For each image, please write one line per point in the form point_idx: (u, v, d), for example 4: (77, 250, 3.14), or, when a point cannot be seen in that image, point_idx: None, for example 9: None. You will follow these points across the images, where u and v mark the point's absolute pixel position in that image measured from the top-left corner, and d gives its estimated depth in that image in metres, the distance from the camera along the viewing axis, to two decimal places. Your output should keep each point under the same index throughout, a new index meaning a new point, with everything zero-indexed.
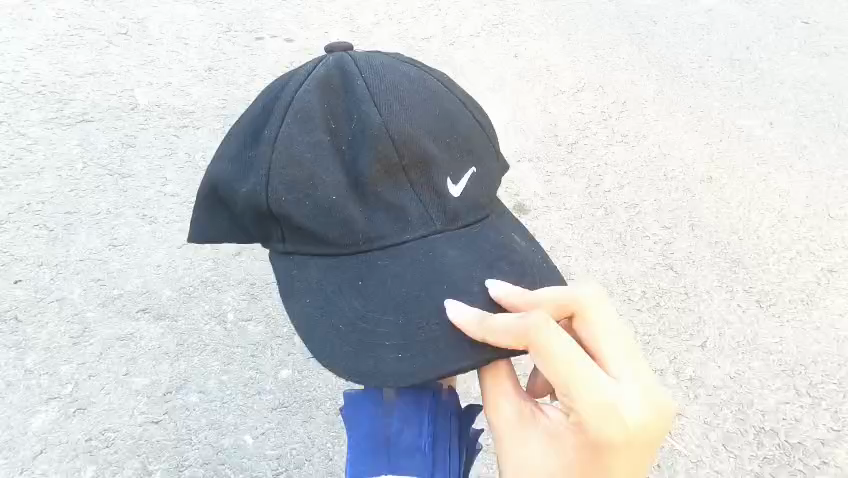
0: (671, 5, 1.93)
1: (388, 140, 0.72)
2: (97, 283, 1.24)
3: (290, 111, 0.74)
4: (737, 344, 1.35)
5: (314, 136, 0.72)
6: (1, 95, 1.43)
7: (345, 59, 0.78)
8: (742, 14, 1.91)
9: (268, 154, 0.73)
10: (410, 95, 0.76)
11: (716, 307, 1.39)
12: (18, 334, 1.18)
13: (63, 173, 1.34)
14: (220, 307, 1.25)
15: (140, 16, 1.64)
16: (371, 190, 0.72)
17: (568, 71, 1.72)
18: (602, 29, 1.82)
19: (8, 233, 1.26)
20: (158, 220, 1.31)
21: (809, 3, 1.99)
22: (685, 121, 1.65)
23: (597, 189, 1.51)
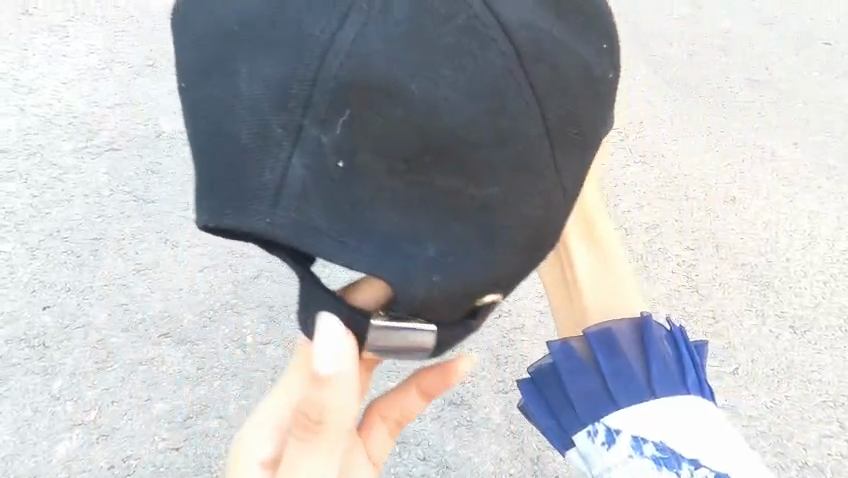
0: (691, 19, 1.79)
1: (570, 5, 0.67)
2: (122, 309, 1.26)
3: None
4: (773, 371, 1.35)
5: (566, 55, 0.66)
6: (36, 128, 1.40)
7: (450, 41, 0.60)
8: (765, 29, 1.81)
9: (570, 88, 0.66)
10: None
11: (747, 332, 1.39)
12: (45, 361, 1.20)
13: (91, 200, 1.35)
14: (236, 319, 1.27)
15: (162, 43, 1.52)
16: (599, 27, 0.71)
17: None
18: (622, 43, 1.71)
19: (39, 260, 1.28)
20: (180, 245, 1.32)
21: (839, 6, 1.87)
22: (703, 140, 1.61)
23: (616, 210, 1.50)
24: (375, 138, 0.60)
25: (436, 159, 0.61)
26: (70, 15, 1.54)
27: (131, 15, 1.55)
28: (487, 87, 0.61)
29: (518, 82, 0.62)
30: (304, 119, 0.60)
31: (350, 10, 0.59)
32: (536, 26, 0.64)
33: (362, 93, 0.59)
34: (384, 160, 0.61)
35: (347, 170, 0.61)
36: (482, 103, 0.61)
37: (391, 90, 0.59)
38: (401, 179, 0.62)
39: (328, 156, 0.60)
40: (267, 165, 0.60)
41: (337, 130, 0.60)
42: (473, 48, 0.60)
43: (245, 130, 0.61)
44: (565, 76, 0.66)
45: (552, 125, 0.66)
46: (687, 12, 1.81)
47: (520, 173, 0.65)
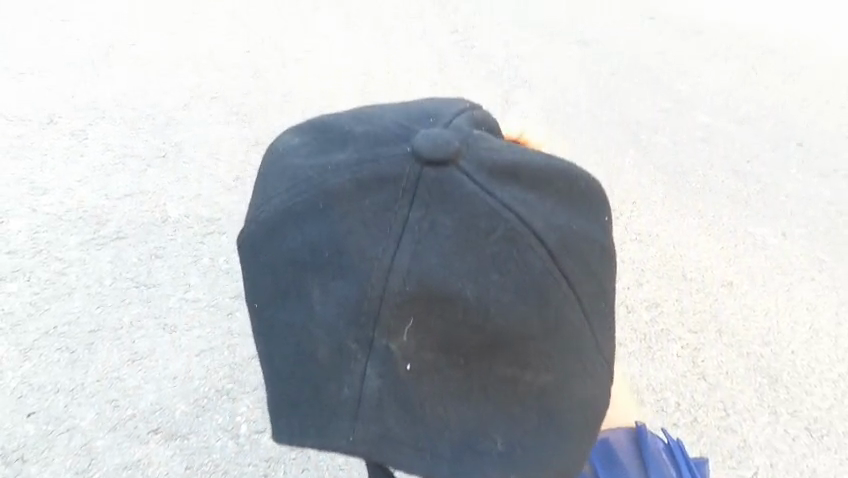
0: (671, 113, 1.92)
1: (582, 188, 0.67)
2: (112, 405, 1.20)
3: (420, 186, 0.58)
4: (794, 476, 1.28)
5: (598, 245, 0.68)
6: (44, 223, 1.42)
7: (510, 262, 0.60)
8: (743, 128, 1.92)
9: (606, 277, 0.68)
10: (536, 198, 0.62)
11: (762, 431, 1.33)
12: (21, 476, 1.12)
13: (93, 290, 1.34)
14: (230, 405, 1.22)
15: (174, 138, 1.60)
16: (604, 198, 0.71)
17: None
18: (601, 122, 1.85)
19: (30, 362, 1.24)
20: (178, 329, 1.30)
21: (810, 111, 2.00)
22: (694, 223, 1.66)
23: (617, 284, 1.53)
24: (436, 341, 0.61)
25: (494, 356, 0.62)
26: (89, 118, 1.62)
27: (143, 113, 1.65)
28: (533, 289, 0.61)
29: (559, 280, 0.63)
30: (369, 344, 0.61)
31: (403, 230, 0.59)
32: (561, 223, 0.64)
33: (424, 305, 0.60)
34: (446, 362, 0.62)
35: (414, 372, 0.62)
36: (532, 305, 0.61)
37: (450, 303, 0.59)
38: (464, 375, 0.62)
39: (395, 363, 0.62)
40: (345, 382, 0.63)
41: (404, 339, 0.61)
42: (512, 258, 0.60)
43: (322, 349, 0.63)
44: (592, 263, 0.67)
45: (588, 311, 0.66)
46: (670, 105, 1.94)
47: (566, 364, 0.65)
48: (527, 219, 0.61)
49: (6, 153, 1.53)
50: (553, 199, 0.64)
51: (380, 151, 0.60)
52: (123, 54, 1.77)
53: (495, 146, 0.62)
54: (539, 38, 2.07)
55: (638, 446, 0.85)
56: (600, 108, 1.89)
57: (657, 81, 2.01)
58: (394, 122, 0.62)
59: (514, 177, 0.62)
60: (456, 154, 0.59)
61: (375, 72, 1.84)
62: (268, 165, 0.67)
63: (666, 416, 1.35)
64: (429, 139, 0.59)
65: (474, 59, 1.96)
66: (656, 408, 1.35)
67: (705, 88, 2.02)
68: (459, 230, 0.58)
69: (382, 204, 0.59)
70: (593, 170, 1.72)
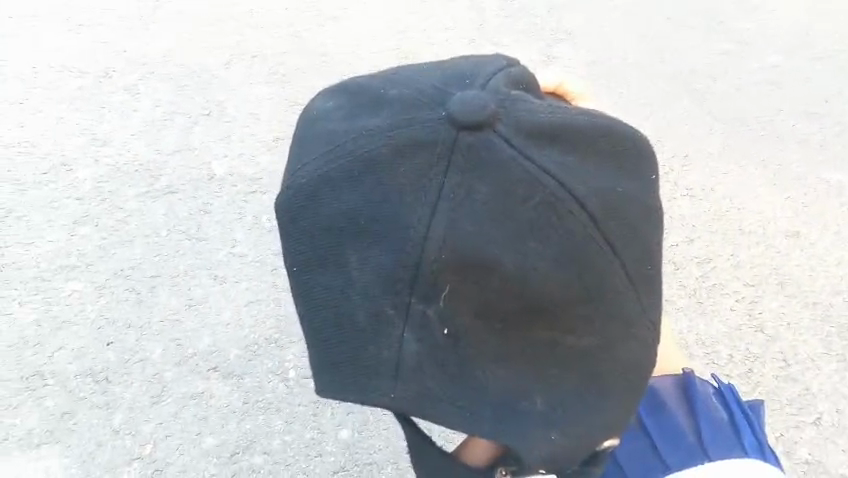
0: (735, 56, 1.76)
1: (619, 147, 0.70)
2: (175, 344, 1.32)
3: (456, 153, 0.63)
4: None
5: (635, 202, 0.70)
6: (106, 175, 1.49)
7: (542, 219, 0.64)
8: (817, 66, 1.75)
9: (643, 233, 0.70)
10: (569, 160, 0.66)
11: (829, 378, 1.34)
12: (109, 394, 1.27)
13: (151, 240, 1.42)
14: (280, 351, 1.32)
15: (218, 95, 1.62)
16: (647, 155, 0.73)
17: None
18: (652, 78, 1.71)
19: (105, 298, 1.35)
20: (228, 280, 1.39)
21: None
22: (758, 174, 1.57)
23: (664, 243, 1.48)
24: (473, 307, 0.66)
25: (529, 322, 0.67)
26: (139, 73, 1.64)
27: (191, 69, 1.65)
28: (572, 252, 0.65)
29: (599, 244, 0.66)
30: (410, 296, 0.67)
31: (439, 198, 0.64)
32: (602, 186, 0.68)
33: (459, 273, 0.65)
34: (480, 328, 0.67)
35: (450, 337, 0.68)
36: (569, 267, 0.66)
37: (487, 268, 0.64)
38: (500, 340, 0.68)
39: (434, 327, 0.68)
40: (384, 344, 0.69)
41: (441, 305, 0.67)
42: (553, 220, 0.64)
43: (362, 313, 0.68)
44: (635, 226, 0.70)
45: (632, 273, 0.69)
46: (732, 48, 1.77)
47: (610, 324, 0.69)
48: (565, 182, 0.65)
49: (66, 106, 1.58)
50: (592, 164, 0.68)
51: (414, 117, 0.65)
52: (166, 7, 1.74)
53: (534, 109, 0.66)
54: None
55: (685, 392, 0.85)
56: (652, 60, 1.74)
57: (719, 23, 1.82)
58: (428, 88, 0.67)
59: (551, 141, 0.66)
60: (491, 119, 0.64)
61: (411, 24, 1.76)
62: (309, 131, 0.72)
63: (719, 370, 1.36)
64: (463, 105, 0.64)
65: (515, 11, 1.81)
66: (705, 363, 1.36)
67: (773, 30, 1.82)
68: (494, 197, 0.63)
69: (418, 171, 0.64)
70: (640, 125, 1.63)
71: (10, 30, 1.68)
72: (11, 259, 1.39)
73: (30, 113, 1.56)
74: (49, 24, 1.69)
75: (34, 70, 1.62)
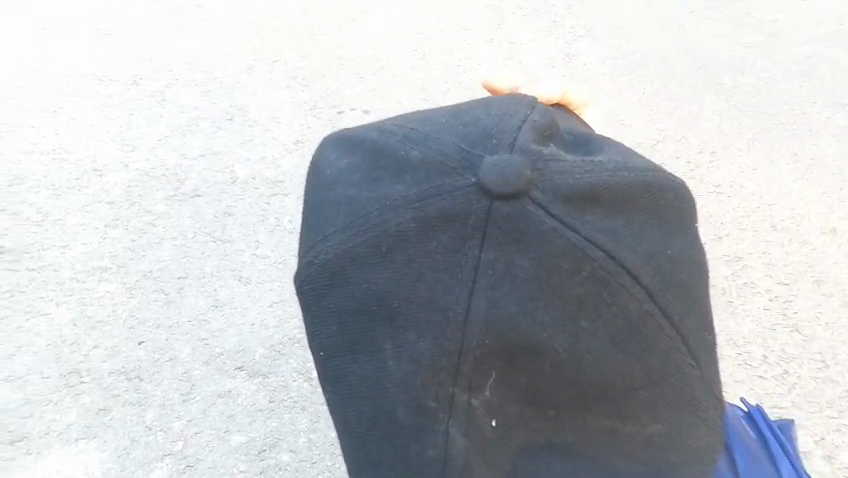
0: (765, 49, 1.71)
1: (662, 207, 0.68)
2: (203, 344, 1.35)
3: (492, 226, 0.62)
4: None
5: (680, 266, 0.68)
6: (135, 180, 1.53)
7: (588, 298, 0.63)
8: None
9: (687, 297, 0.69)
10: (613, 228, 0.64)
11: None
12: (140, 392, 1.31)
13: (178, 241, 1.46)
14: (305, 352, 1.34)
15: (241, 100, 1.65)
16: (689, 213, 0.71)
17: (644, 122, 1.60)
18: (675, 75, 1.67)
19: (135, 299, 1.39)
20: (252, 281, 1.41)
21: None
22: (791, 170, 1.53)
23: None
24: (523, 394, 0.66)
25: (583, 406, 0.66)
26: (165, 80, 1.68)
27: (214, 76, 1.69)
28: (625, 326, 0.64)
29: (652, 314, 0.65)
30: (454, 387, 0.65)
31: (475, 276, 0.62)
32: (653, 247, 0.66)
33: (505, 359, 0.64)
34: (532, 415, 0.66)
35: (499, 428, 0.67)
36: (619, 345, 0.64)
37: (535, 352, 0.63)
38: (554, 427, 0.67)
39: (481, 420, 0.66)
40: (427, 442, 0.67)
41: (485, 394, 0.66)
42: (603, 297, 0.63)
43: (400, 410, 0.67)
44: (686, 285, 0.69)
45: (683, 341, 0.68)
46: (759, 39, 1.72)
47: (667, 394, 0.67)
48: (614, 252, 0.63)
49: (96, 113, 1.63)
50: (639, 223, 0.66)
51: (442, 185, 0.63)
52: (188, 14, 1.78)
53: (569, 170, 0.64)
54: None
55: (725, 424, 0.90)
56: (675, 54, 1.70)
57: (745, 13, 1.77)
58: (453, 150, 0.64)
59: (593, 204, 0.64)
60: (527, 188, 0.62)
61: (427, 24, 1.77)
62: (325, 195, 0.70)
63: (752, 372, 1.32)
64: (495, 173, 0.62)
65: (532, 9, 1.80)
66: (738, 365, 1.33)
67: (801, 19, 1.76)
68: (540, 275, 0.62)
69: (451, 245, 0.63)
70: (666, 120, 1.60)
71: (42, 41, 1.73)
72: (48, 262, 1.44)
73: (63, 121, 1.61)
74: (79, 33, 1.74)
75: (67, 79, 1.68)
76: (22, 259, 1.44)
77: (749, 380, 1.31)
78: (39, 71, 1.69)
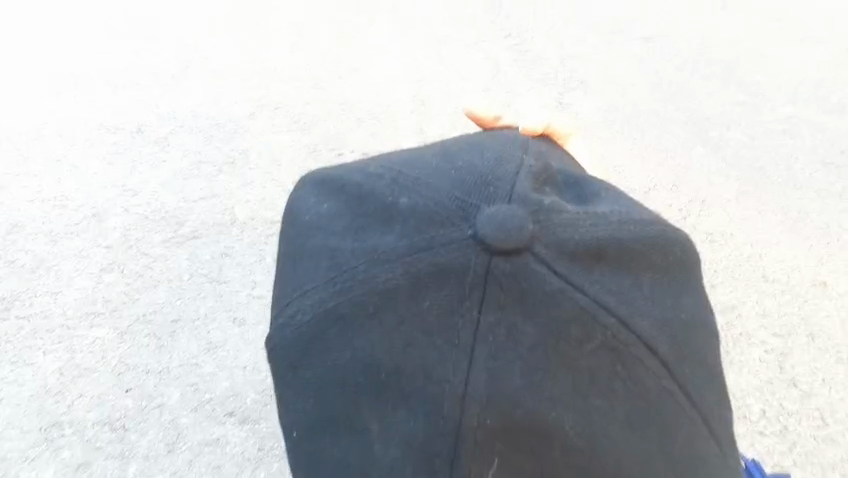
0: (748, 110, 1.78)
1: (665, 276, 0.70)
2: (192, 389, 1.32)
3: (492, 281, 0.62)
4: None
5: (687, 334, 0.69)
6: (133, 224, 1.54)
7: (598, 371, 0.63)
8: (833, 122, 1.77)
9: (695, 366, 0.69)
10: (618, 294, 0.66)
11: None
12: (124, 443, 1.27)
13: (173, 284, 1.45)
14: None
15: (242, 144, 1.69)
16: (691, 282, 0.73)
17: (635, 171, 1.66)
18: (664, 128, 1.73)
19: (125, 344, 1.37)
20: (247, 322, 1.40)
21: None
22: (779, 221, 1.56)
23: None
24: None
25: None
26: (171, 127, 1.72)
27: (217, 121, 1.73)
28: (636, 402, 0.65)
29: (665, 383, 0.66)
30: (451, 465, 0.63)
31: (475, 340, 0.62)
32: (663, 314, 0.68)
33: (515, 442, 0.63)
34: None
35: None
36: (631, 425, 0.64)
37: (547, 433, 0.63)
38: None
39: None
40: None
41: None
42: (617, 367, 0.64)
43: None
44: (697, 353, 0.70)
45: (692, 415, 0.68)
46: (743, 97, 1.80)
47: (684, 469, 0.67)
48: (624, 317, 0.65)
49: (100, 160, 1.65)
50: (648, 289, 0.68)
51: (435, 236, 0.64)
52: (194, 64, 1.83)
53: (573, 224, 0.66)
54: (594, 34, 1.92)
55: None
56: (664, 107, 1.77)
57: (730, 73, 1.85)
58: (446, 198, 0.65)
59: (598, 263, 0.66)
60: (528, 242, 0.63)
61: (426, 75, 1.83)
62: (309, 245, 0.71)
63: (751, 427, 1.31)
64: (493, 226, 0.63)
65: (526, 63, 1.87)
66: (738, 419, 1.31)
67: (782, 80, 1.85)
68: (547, 340, 0.62)
69: (444, 307, 0.63)
70: (656, 171, 1.65)
71: (53, 90, 1.78)
72: (39, 308, 1.42)
73: (68, 168, 1.64)
74: (88, 83, 1.79)
75: (73, 128, 1.71)
76: (13, 306, 1.42)
77: (749, 438, 1.30)
78: (48, 120, 1.73)
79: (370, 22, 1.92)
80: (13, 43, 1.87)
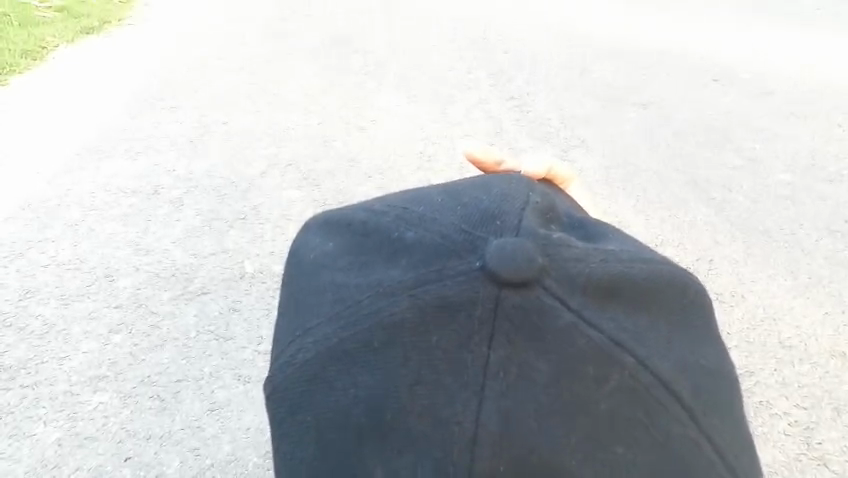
0: (746, 176, 1.85)
1: (681, 318, 0.67)
2: (193, 454, 1.27)
3: (501, 317, 0.60)
4: None
5: (709, 379, 0.66)
6: (144, 282, 1.56)
7: (614, 418, 0.60)
8: (833, 191, 1.81)
9: (721, 413, 0.66)
10: (634, 336, 0.63)
11: None
12: None
13: (180, 343, 1.44)
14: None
15: (255, 201, 1.78)
16: (709, 325, 0.70)
17: (642, 228, 1.66)
18: (662, 189, 1.78)
19: (128, 409, 1.33)
20: (252, 380, 1.38)
21: None
22: (790, 286, 1.54)
23: None
24: None
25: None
26: (185, 188, 1.81)
27: (231, 181, 1.85)
28: (657, 453, 0.61)
29: (688, 430, 0.63)
30: None
31: (486, 377, 0.60)
32: (684, 356, 0.65)
33: None
34: None
35: None
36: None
37: None
38: None
39: None
40: None
41: None
42: (638, 413, 0.61)
43: None
44: (723, 400, 0.67)
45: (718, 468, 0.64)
46: (740, 162, 1.90)
47: None
48: (644, 358, 0.62)
49: (117, 222, 1.71)
50: (665, 330, 0.65)
51: (442, 267, 0.62)
52: (213, 131, 2.03)
53: (584, 260, 0.63)
54: (589, 109, 2.13)
55: None
56: (664, 169, 1.86)
57: (726, 141, 1.99)
58: (452, 231, 0.64)
59: (612, 301, 0.64)
60: (540, 276, 0.61)
61: (436, 141, 2.01)
62: (311, 282, 0.69)
63: None
64: (504, 258, 0.60)
65: (529, 123, 2.07)
66: None
67: (777, 151, 1.96)
68: (558, 383, 0.60)
69: (455, 341, 0.61)
70: (661, 227, 1.66)
71: (77, 161, 1.88)
72: (44, 376, 1.38)
73: (84, 230, 1.68)
74: (112, 153, 1.92)
75: (93, 194, 1.78)
76: (16, 377, 1.38)
77: None
78: (69, 189, 1.79)
79: (377, 109, 2.17)
80: (48, 122, 2.02)
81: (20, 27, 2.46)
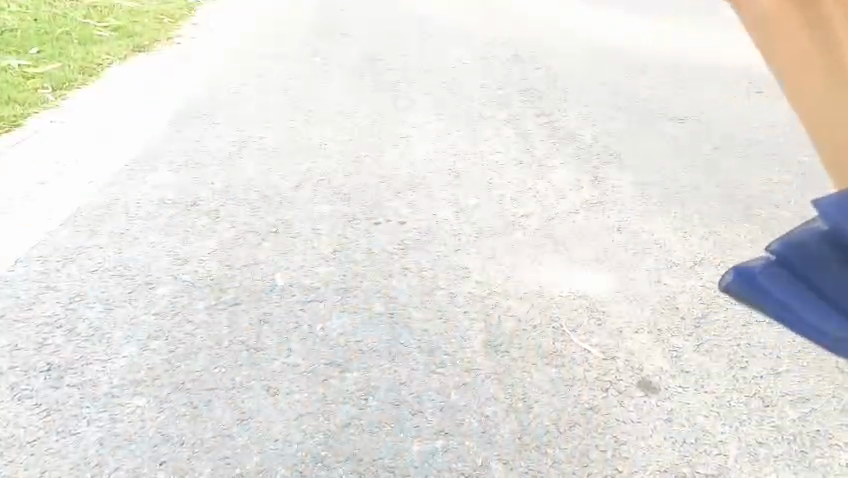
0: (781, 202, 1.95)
1: None
2: (224, 462, 1.27)
3: None
4: None
5: None
6: (181, 291, 1.61)
7: None
8: None
9: None
10: None
11: None
12: None
13: (213, 350, 1.48)
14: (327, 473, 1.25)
15: (285, 215, 1.84)
16: None
17: (679, 245, 1.79)
18: (684, 227, 1.85)
19: (164, 414, 1.36)
20: (281, 391, 1.40)
21: None
22: None
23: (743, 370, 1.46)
24: None
25: None
26: (221, 200, 1.88)
27: (265, 193, 1.91)
28: None
29: None
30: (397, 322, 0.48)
31: None
32: None
33: None
34: None
35: None
36: None
37: None
38: None
39: None
40: None
41: None
42: None
43: None
44: None
45: None
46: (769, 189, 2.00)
47: None
48: None
49: (158, 231, 1.77)
50: None
51: None
52: (250, 146, 2.10)
53: None
54: (617, 139, 2.23)
55: None
56: (697, 194, 1.98)
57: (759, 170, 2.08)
58: None
59: None
60: None
61: (469, 157, 2.11)
62: None
63: None
64: None
65: (562, 147, 2.19)
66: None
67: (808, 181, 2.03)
68: None
69: None
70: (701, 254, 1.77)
71: (127, 174, 1.95)
72: (89, 377, 1.42)
73: (129, 240, 1.74)
74: (153, 167, 1.99)
75: (137, 204, 1.85)
76: (64, 376, 1.42)
77: None
78: (116, 199, 1.87)
79: (408, 124, 2.27)
80: (97, 135, 2.11)
81: (80, 44, 2.61)
